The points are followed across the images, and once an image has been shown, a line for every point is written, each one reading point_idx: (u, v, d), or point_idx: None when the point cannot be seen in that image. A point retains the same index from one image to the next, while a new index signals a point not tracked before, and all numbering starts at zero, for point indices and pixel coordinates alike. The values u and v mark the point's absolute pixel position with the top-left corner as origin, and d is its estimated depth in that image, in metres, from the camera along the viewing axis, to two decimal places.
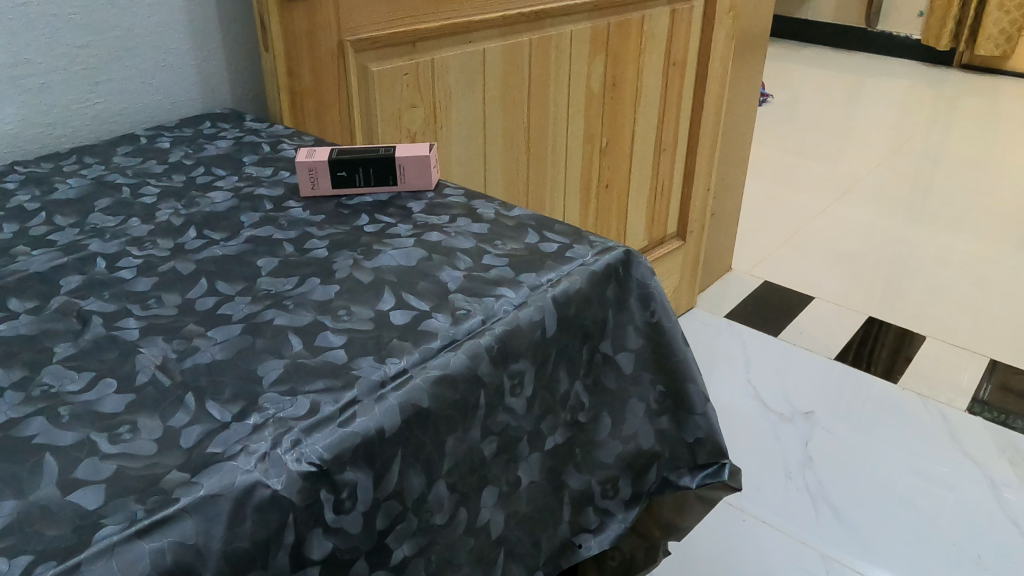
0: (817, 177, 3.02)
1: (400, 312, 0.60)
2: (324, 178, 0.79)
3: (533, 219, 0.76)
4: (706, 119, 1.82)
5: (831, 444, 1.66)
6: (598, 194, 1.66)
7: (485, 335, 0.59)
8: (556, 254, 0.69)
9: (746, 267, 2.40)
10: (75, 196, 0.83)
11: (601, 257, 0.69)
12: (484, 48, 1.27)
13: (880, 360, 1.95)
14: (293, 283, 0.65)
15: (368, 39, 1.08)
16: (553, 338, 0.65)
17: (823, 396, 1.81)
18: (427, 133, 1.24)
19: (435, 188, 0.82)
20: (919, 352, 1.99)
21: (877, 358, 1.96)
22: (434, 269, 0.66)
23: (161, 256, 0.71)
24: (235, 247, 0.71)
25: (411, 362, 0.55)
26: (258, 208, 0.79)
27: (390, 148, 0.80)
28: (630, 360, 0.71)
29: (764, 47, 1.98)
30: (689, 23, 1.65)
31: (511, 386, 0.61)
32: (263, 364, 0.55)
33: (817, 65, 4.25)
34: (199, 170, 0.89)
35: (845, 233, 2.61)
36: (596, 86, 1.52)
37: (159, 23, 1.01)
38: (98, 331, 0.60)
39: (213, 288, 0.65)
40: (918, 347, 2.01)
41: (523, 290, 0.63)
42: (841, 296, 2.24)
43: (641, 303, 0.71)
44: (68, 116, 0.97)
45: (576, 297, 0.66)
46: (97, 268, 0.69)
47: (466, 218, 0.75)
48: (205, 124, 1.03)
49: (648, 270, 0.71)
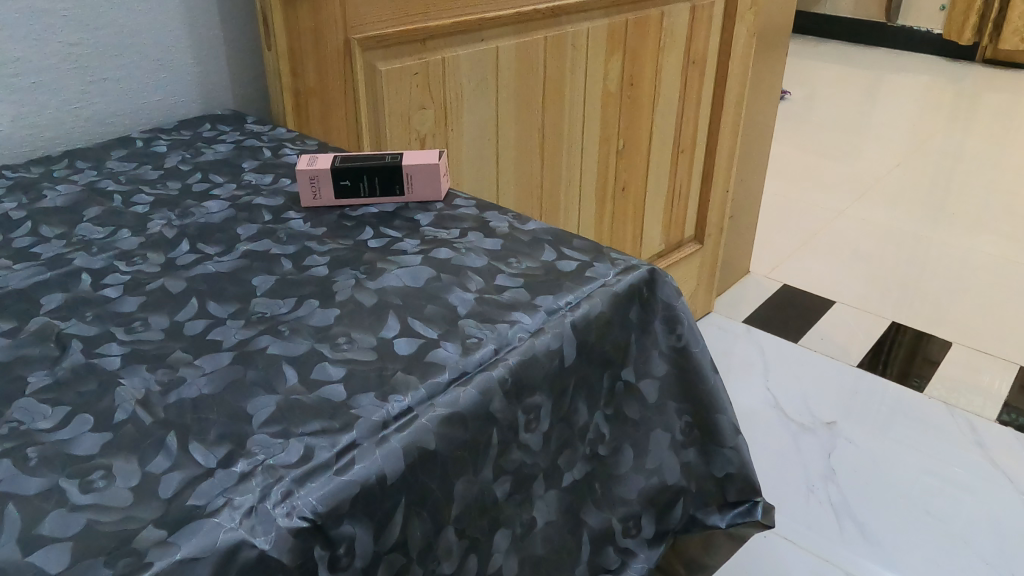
0: (837, 176, 2.94)
1: (405, 341, 0.55)
2: (327, 188, 0.74)
3: (549, 233, 0.70)
4: (726, 120, 1.76)
5: (855, 455, 1.60)
6: (615, 196, 1.61)
7: (497, 366, 0.54)
8: (576, 273, 0.64)
9: (764, 269, 2.34)
10: (64, 203, 0.78)
11: (624, 277, 0.64)
12: (497, 45, 1.21)
13: (897, 363, 1.90)
14: (290, 305, 0.60)
15: (376, 37, 1.03)
16: (571, 367, 0.59)
17: (846, 406, 1.75)
18: (437, 135, 1.19)
19: (445, 199, 0.77)
20: (938, 355, 1.93)
21: (892, 360, 1.91)
22: (442, 291, 0.60)
23: (151, 272, 0.66)
24: (230, 263, 0.67)
25: (417, 399, 0.50)
26: (256, 219, 0.74)
27: (397, 155, 0.75)
28: (654, 388, 0.66)
29: (786, 44, 1.91)
30: (710, 19, 1.59)
31: (526, 421, 0.56)
32: (253, 401, 0.50)
33: (835, 61, 4.16)
34: (196, 176, 0.84)
35: (865, 235, 2.54)
36: (613, 84, 1.46)
37: (157, 20, 0.96)
38: (77, 358, 0.55)
39: (205, 310, 0.60)
40: (938, 349, 1.95)
41: (539, 315, 0.58)
42: (862, 300, 2.17)
43: (665, 326, 0.66)
44: (60, 118, 0.92)
45: (597, 321, 0.61)
46: (81, 285, 0.64)
47: (478, 232, 0.70)
48: (205, 126, 0.98)
49: (674, 290, 0.66)
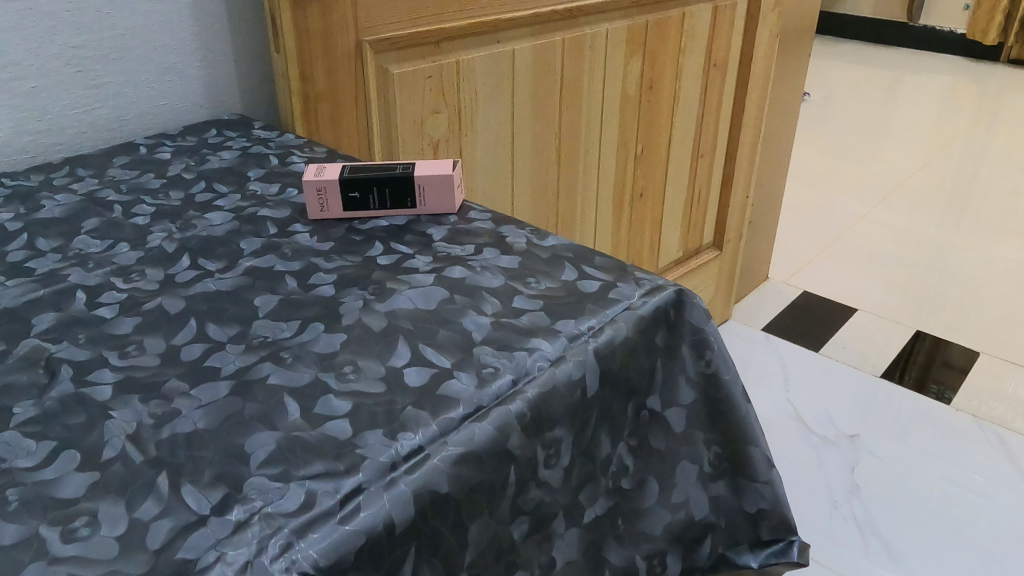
0: (857, 179, 2.88)
1: (416, 370, 0.51)
2: (334, 200, 0.71)
3: (570, 250, 0.66)
4: (747, 124, 1.71)
5: (880, 470, 1.55)
6: (632, 202, 1.56)
7: (515, 400, 0.50)
8: (599, 294, 0.60)
9: (783, 275, 2.29)
10: (62, 214, 0.75)
11: (650, 299, 0.60)
12: (514, 48, 1.17)
13: (915, 367, 1.87)
14: (293, 328, 0.56)
15: (388, 39, 0.99)
16: (594, 398, 0.56)
17: (869, 418, 1.70)
18: (451, 141, 1.15)
19: (459, 211, 0.73)
20: (961, 364, 1.88)
21: (913, 368, 1.86)
22: (456, 314, 0.57)
23: (148, 290, 0.62)
24: (232, 281, 0.63)
25: (428, 437, 0.46)
26: (260, 233, 0.70)
27: (408, 165, 0.71)
28: (681, 417, 0.62)
29: (809, 45, 1.86)
30: (732, 21, 1.54)
31: (545, 457, 0.52)
32: (252, 437, 0.46)
33: (854, 62, 4.09)
34: (199, 185, 0.81)
35: (888, 240, 2.48)
36: (632, 87, 1.41)
37: (162, 21, 0.93)
38: (66, 387, 0.51)
39: (203, 333, 0.57)
40: (960, 358, 1.91)
41: (560, 342, 0.54)
42: (886, 308, 2.12)
43: (693, 351, 0.62)
44: (62, 123, 0.89)
45: (621, 348, 0.57)
46: (75, 304, 0.61)
47: (494, 248, 0.66)
48: (211, 132, 0.95)
49: (704, 313, 0.62)
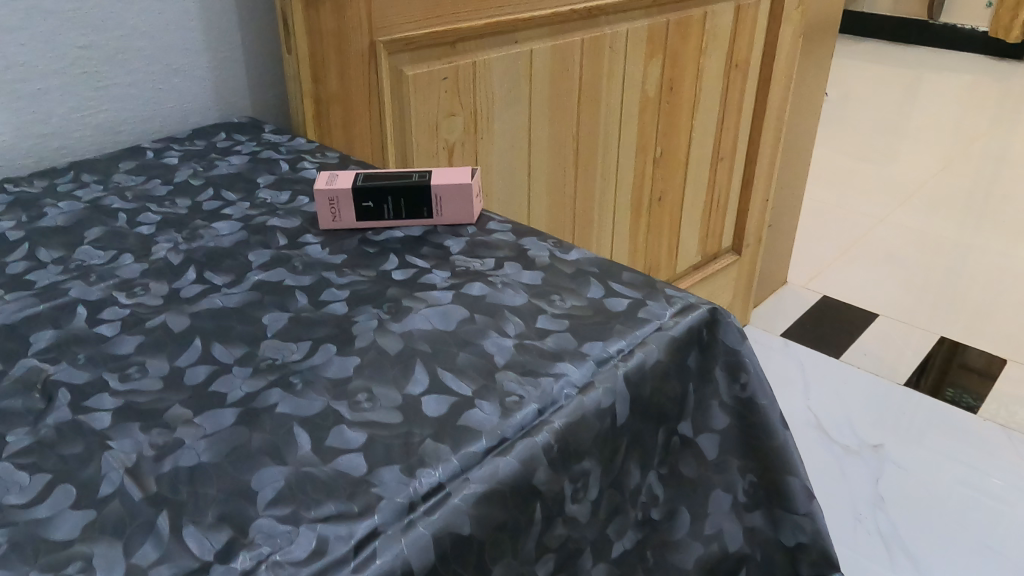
0: (877, 181, 2.83)
1: (435, 398, 0.48)
2: (347, 209, 0.67)
3: (595, 264, 0.63)
4: (768, 125, 1.67)
5: (905, 481, 1.51)
6: (651, 206, 1.53)
7: (541, 431, 0.47)
8: (627, 313, 0.57)
9: (802, 280, 2.24)
10: (64, 222, 0.72)
11: (682, 319, 0.56)
12: (531, 48, 1.14)
13: (932, 371, 1.83)
14: (303, 350, 0.53)
15: (403, 39, 0.96)
16: (623, 426, 0.52)
17: (892, 427, 1.65)
18: (467, 145, 1.11)
19: (478, 222, 0.70)
20: (983, 368, 1.84)
21: (934, 373, 1.82)
22: (476, 335, 0.53)
23: (151, 306, 0.59)
24: (239, 296, 0.60)
25: (449, 473, 0.43)
26: (270, 244, 0.67)
27: (425, 174, 0.68)
28: (714, 444, 0.59)
29: (832, 43, 1.81)
30: (755, 20, 1.50)
31: (573, 490, 0.49)
32: (259, 473, 0.43)
33: (872, 60, 4.03)
34: (207, 192, 0.77)
35: (909, 243, 2.43)
36: (652, 89, 1.38)
37: (170, 21, 0.89)
38: (62, 413, 0.48)
39: (209, 353, 0.53)
40: (982, 362, 1.87)
41: (588, 366, 0.51)
42: (908, 313, 2.07)
43: (727, 373, 0.58)
44: (67, 126, 0.86)
45: (652, 372, 0.54)
46: (75, 320, 0.58)
47: (515, 262, 0.63)
48: (220, 136, 0.92)
49: (739, 333, 0.58)
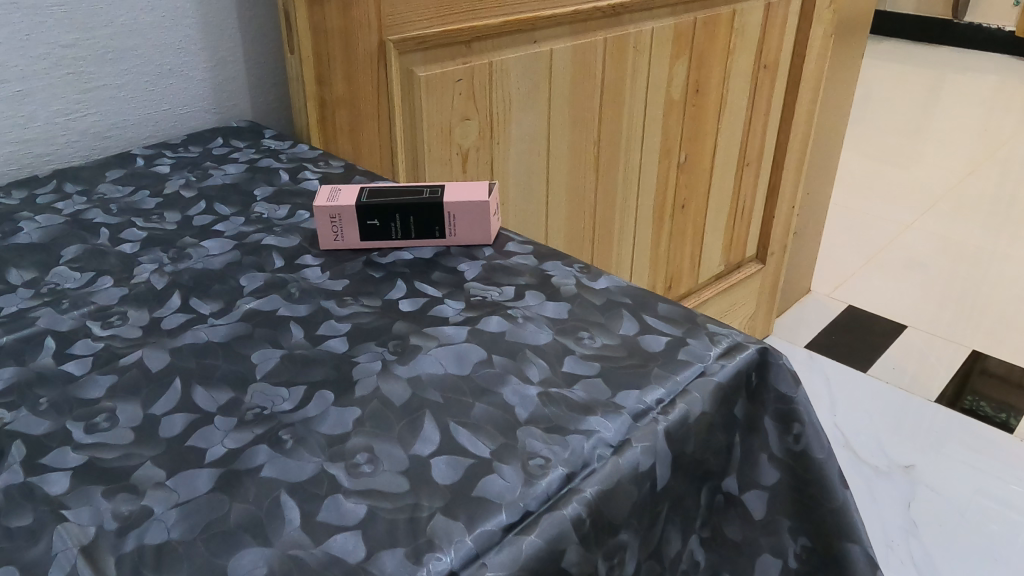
0: (902, 186, 2.73)
1: (448, 461, 0.41)
2: (350, 228, 0.61)
3: (627, 295, 0.56)
4: (795, 130, 1.59)
5: (939, 506, 1.42)
6: (674, 214, 1.45)
7: (570, 503, 0.40)
8: (667, 355, 0.50)
9: (826, 288, 2.16)
10: (40, 238, 0.65)
11: (728, 362, 0.50)
12: (552, 48, 1.07)
13: (952, 379, 1.77)
14: (295, 397, 0.46)
15: (415, 38, 0.89)
16: (663, 489, 0.45)
17: (923, 447, 1.57)
18: (481, 151, 1.05)
19: (495, 242, 0.63)
20: (1006, 376, 1.78)
21: (957, 384, 1.76)
22: (494, 382, 0.46)
23: (128, 339, 0.52)
24: (227, 329, 0.53)
25: (462, 557, 0.36)
26: (264, 267, 0.60)
27: (436, 189, 0.61)
28: (763, 501, 0.51)
29: (862, 43, 1.73)
30: (785, 20, 1.43)
31: (608, 568, 0.43)
32: (237, 557, 0.36)
33: (894, 61, 3.92)
34: (199, 206, 0.71)
35: (936, 251, 2.35)
36: (677, 91, 1.30)
37: (164, 17, 0.83)
38: (14, 474, 0.41)
39: (189, 399, 0.47)
40: (1004, 368, 1.81)
41: (623, 421, 0.44)
42: (937, 325, 1.98)
43: (778, 423, 0.51)
44: (51, 131, 0.79)
45: (697, 426, 0.47)
46: (41, 355, 0.51)
47: (537, 291, 0.56)
48: (217, 142, 0.85)
49: (793, 377, 0.51)
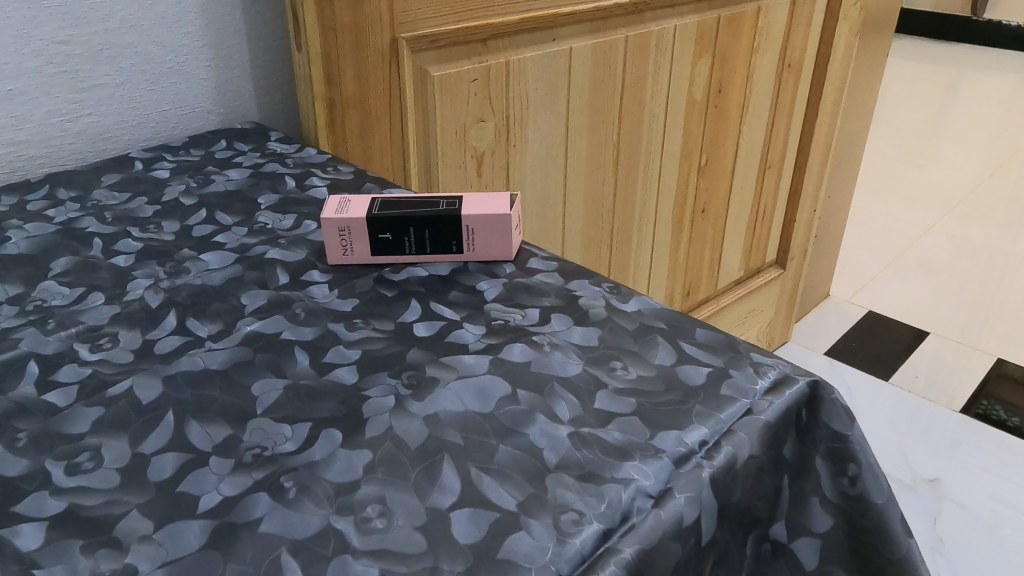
0: (922, 188, 2.67)
1: (471, 515, 0.36)
2: (361, 242, 0.56)
3: (662, 319, 0.51)
4: (819, 131, 1.54)
5: (966, 522, 1.37)
6: (693, 219, 1.40)
7: (608, 565, 0.35)
8: (708, 389, 0.45)
9: (846, 293, 2.10)
10: (27, 250, 0.61)
11: (778, 399, 0.45)
12: (571, 47, 1.02)
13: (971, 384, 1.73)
14: (298, 436, 0.41)
15: (428, 35, 0.85)
16: (706, 542, 0.41)
17: (948, 460, 1.51)
18: (497, 154, 1.00)
19: (517, 258, 0.58)
20: None
21: (979, 391, 1.71)
22: (520, 420, 0.42)
23: (117, 365, 0.48)
24: (226, 353, 0.48)
25: None
26: (267, 283, 0.56)
27: (454, 200, 0.56)
28: (814, 550, 0.47)
29: (888, 41, 1.68)
30: (811, 17, 1.38)
31: None
32: None
33: (911, 60, 3.83)
34: (199, 214, 0.66)
35: (957, 254, 2.29)
36: (699, 92, 1.25)
37: (164, 12, 0.78)
38: None
39: (182, 436, 0.42)
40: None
41: (663, 468, 0.40)
42: (960, 330, 1.93)
43: (831, 464, 0.47)
44: (45, 132, 0.75)
45: (744, 471, 0.42)
46: (22, 383, 0.47)
47: (564, 314, 0.51)
48: (220, 144, 0.81)
49: (847, 414, 0.47)
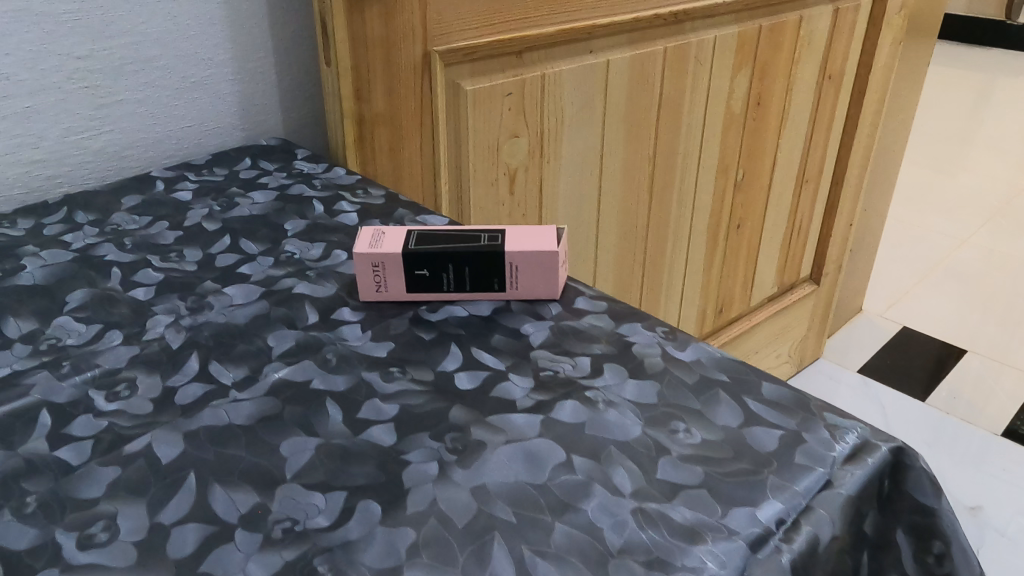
0: (956, 198, 2.59)
1: None
2: (396, 279, 0.52)
3: (724, 370, 0.47)
4: (858, 143, 1.49)
5: (1010, 554, 1.30)
6: (728, 235, 1.35)
7: None
8: (782, 456, 0.41)
9: (879, 307, 2.04)
10: (42, 280, 0.57)
11: (859, 469, 0.41)
12: (608, 59, 0.97)
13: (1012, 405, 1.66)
14: (331, 509, 0.37)
15: (462, 48, 0.81)
16: None
17: (989, 486, 1.45)
18: (530, 171, 0.96)
19: (562, 297, 0.54)
20: None
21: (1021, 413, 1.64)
22: (577, 494, 0.38)
23: (136, 416, 0.44)
24: (252, 405, 0.45)
25: None
26: (295, 323, 0.52)
27: (496, 234, 0.52)
28: None
29: (930, 50, 1.62)
30: (853, 26, 1.32)
31: None
32: None
33: (943, 65, 3.74)
34: (223, 242, 0.63)
35: (994, 267, 2.21)
36: (737, 104, 1.20)
37: (188, 23, 0.75)
38: None
39: (204, 502, 0.38)
40: None
41: (739, 553, 0.35)
42: (999, 347, 1.86)
43: (914, 539, 0.42)
44: (63, 150, 0.72)
45: (824, 552, 0.38)
46: (32, 436, 0.43)
47: (617, 365, 0.47)
48: (245, 163, 0.77)
49: (933, 486, 0.43)
